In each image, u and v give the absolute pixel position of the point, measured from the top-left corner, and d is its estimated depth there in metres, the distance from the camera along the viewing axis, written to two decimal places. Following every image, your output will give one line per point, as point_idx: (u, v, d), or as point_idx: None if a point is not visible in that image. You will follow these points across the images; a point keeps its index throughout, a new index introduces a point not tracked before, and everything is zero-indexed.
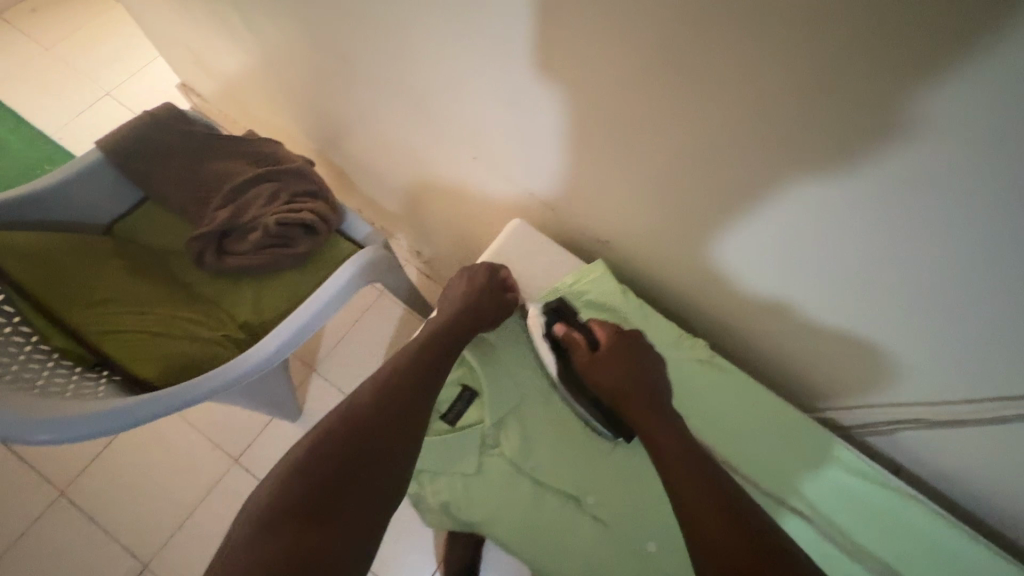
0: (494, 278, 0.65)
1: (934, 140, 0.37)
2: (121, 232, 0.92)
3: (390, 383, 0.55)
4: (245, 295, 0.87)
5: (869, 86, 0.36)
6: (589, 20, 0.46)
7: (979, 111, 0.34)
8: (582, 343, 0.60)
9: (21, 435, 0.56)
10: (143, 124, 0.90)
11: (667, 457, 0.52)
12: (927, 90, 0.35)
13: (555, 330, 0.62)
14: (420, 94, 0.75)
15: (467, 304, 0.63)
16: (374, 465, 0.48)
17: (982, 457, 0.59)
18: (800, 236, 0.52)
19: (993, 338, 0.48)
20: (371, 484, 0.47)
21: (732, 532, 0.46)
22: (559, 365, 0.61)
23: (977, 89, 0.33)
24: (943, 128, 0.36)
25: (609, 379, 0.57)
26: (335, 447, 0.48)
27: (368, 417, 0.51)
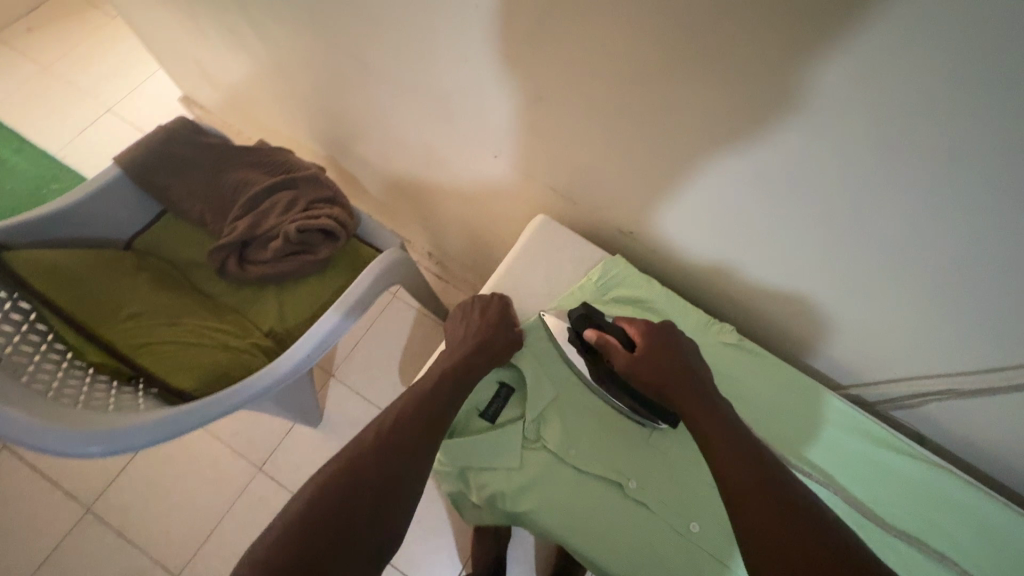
0: (503, 312, 0.66)
1: (948, 122, 0.39)
2: (143, 246, 0.93)
3: (427, 390, 0.58)
4: (269, 304, 0.89)
5: (885, 72, 0.39)
6: (620, 12, 0.47)
7: (994, 92, 0.36)
8: (615, 343, 0.60)
9: (74, 449, 0.59)
10: (160, 138, 0.91)
11: (709, 437, 0.51)
12: (949, 74, 0.36)
13: (585, 335, 0.62)
14: (437, 96, 0.76)
15: (499, 314, 0.65)
16: (412, 471, 0.51)
17: (1008, 425, 0.61)
18: (805, 213, 0.55)
19: (1006, 310, 0.50)
20: (408, 490, 0.49)
21: (769, 505, 0.45)
22: (592, 365, 0.62)
23: (997, 71, 0.35)
24: (955, 110, 0.38)
25: (651, 373, 0.57)
26: (379, 452, 0.51)
27: (408, 426, 0.54)
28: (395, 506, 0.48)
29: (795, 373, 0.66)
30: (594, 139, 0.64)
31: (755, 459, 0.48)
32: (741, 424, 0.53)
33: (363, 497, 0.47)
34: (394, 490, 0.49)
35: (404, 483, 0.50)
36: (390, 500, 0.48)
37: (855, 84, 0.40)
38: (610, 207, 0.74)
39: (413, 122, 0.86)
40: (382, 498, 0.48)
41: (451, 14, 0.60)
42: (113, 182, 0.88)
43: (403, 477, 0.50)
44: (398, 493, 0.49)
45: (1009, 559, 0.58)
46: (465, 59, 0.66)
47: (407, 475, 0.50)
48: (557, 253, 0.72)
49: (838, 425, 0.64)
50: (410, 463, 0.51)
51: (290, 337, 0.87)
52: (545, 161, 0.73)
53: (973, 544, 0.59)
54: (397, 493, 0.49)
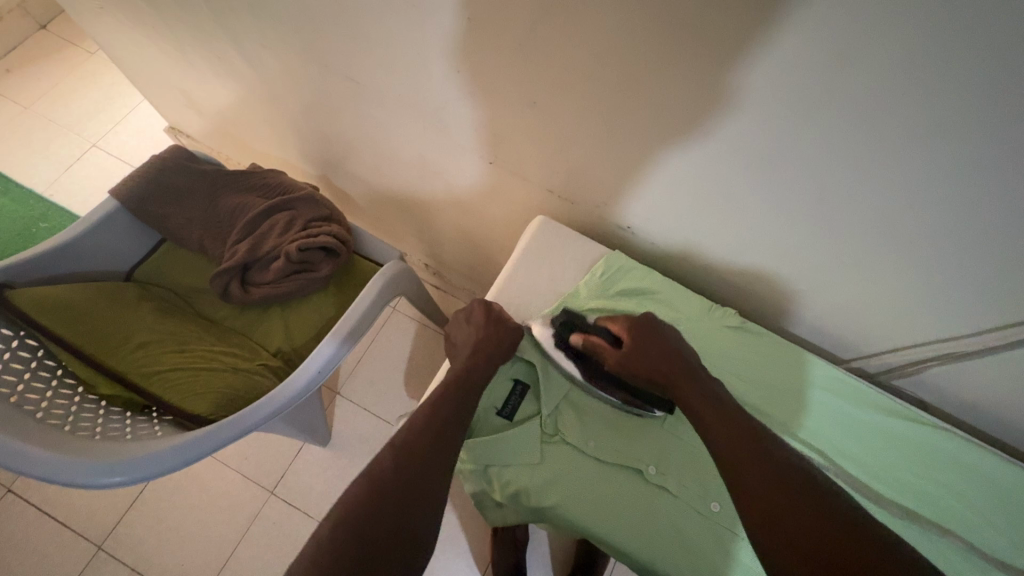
0: (490, 315, 0.65)
1: (920, 101, 0.42)
2: (143, 276, 0.93)
3: (448, 396, 0.58)
4: (275, 325, 0.90)
5: (857, 62, 0.41)
6: (607, 21, 0.49)
7: (965, 71, 0.38)
8: (602, 342, 0.62)
9: (97, 480, 0.60)
10: (154, 168, 0.91)
11: (708, 425, 0.51)
12: (920, 59, 0.39)
13: (572, 341, 0.63)
14: (427, 109, 0.78)
15: (494, 318, 0.65)
16: (443, 472, 0.52)
17: (1004, 384, 0.63)
18: (787, 193, 0.57)
19: (994, 272, 0.52)
20: (435, 490, 0.50)
21: (773, 477, 0.46)
22: (584, 367, 0.63)
23: (966, 54, 0.37)
24: (928, 90, 0.41)
25: (642, 364, 0.59)
26: (406, 456, 0.51)
27: (429, 425, 0.55)
28: (429, 508, 0.49)
29: (800, 350, 0.68)
30: (585, 140, 0.66)
31: (769, 446, 0.49)
32: (732, 402, 0.54)
33: (399, 499, 0.48)
34: (427, 494, 0.50)
35: (433, 484, 0.50)
36: (420, 501, 0.49)
37: (846, 64, 0.42)
38: (606, 204, 0.76)
39: (405, 135, 0.87)
40: (415, 499, 0.49)
41: (440, 27, 0.61)
42: (110, 215, 0.89)
43: (434, 478, 0.51)
44: (432, 494, 0.50)
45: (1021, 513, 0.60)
46: (457, 72, 0.67)
47: (437, 476, 0.51)
48: (559, 252, 0.74)
49: (844, 397, 0.66)
50: (438, 463, 0.52)
51: (298, 355, 0.88)
52: (540, 164, 0.75)
53: (986, 501, 0.61)
54: (426, 493, 0.50)
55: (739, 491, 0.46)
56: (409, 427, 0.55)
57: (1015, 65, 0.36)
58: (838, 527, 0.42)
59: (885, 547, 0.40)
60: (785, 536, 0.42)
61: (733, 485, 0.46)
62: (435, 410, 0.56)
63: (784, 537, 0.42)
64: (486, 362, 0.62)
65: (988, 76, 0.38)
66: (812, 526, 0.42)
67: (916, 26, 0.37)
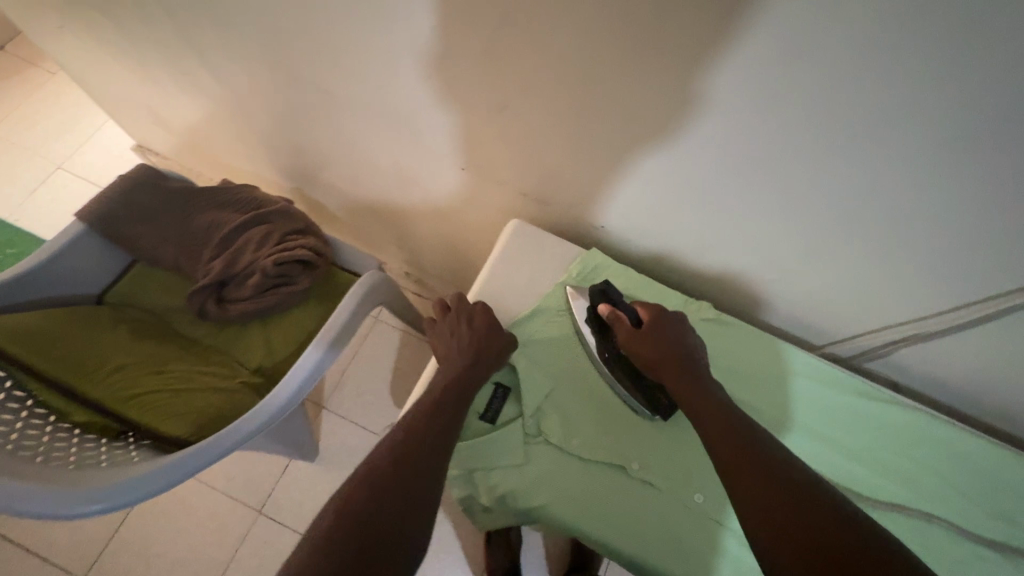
0: (478, 319, 0.66)
1: (876, 91, 0.43)
2: (115, 299, 0.91)
3: (438, 402, 0.58)
4: (253, 341, 0.88)
5: (816, 57, 0.43)
6: (573, 24, 0.50)
7: (914, 62, 0.40)
8: (625, 319, 0.63)
9: (77, 509, 0.58)
10: (121, 187, 0.90)
11: (715, 432, 0.51)
12: (874, 51, 0.41)
13: (600, 309, 0.64)
14: (397, 117, 0.78)
15: (479, 322, 0.66)
16: (436, 470, 0.51)
17: (971, 361, 0.66)
18: (754, 183, 0.58)
19: (956, 250, 0.53)
20: (428, 485, 0.50)
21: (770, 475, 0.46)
22: (600, 341, 0.64)
23: (916, 48, 0.39)
24: (884, 80, 0.42)
25: (648, 347, 0.60)
26: (399, 456, 0.51)
27: (419, 428, 0.55)
28: (424, 504, 0.49)
29: (777, 339, 0.70)
30: (557, 141, 0.66)
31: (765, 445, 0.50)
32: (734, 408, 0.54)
33: (397, 496, 0.47)
34: (425, 489, 0.49)
35: (425, 480, 0.50)
36: (414, 497, 0.48)
37: (801, 59, 0.44)
38: (580, 205, 0.77)
39: (380, 144, 0.87)
40: (411, 494, 0.48)
41: (408, 36, 0.62)
42: (77, 238, 0.87)
43: (432, 476, 0.51)
44: (427, 490, 0.49)
45: (992, 486, 0.63)
46: (428, 80, 0.67)
47: (429, 474, 0.51)
48: (535, 253, 0.74)
49: (823, 384, 0.68)
50: (435, 462, 0.52)
51: (279, 371, 0.87)
52: (513, 167, 0.76)
53: (960, 477, 0.63)
54: (419, 488, 0.49)
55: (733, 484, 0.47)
56: (398, 431, 0.54)
57: (960, 53, 0.38)
58: (832, 517, 0.43)
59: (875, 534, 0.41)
60: (782, 525, 0.43)
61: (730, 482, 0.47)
62: (425, 416, 0.56)
63: (781, 527, 0.43)
64: (472, 364, 0.62)
65: (933, 66, 0.40)
66: (811, 517, 0.43)
67: (865, 19, 0.39)
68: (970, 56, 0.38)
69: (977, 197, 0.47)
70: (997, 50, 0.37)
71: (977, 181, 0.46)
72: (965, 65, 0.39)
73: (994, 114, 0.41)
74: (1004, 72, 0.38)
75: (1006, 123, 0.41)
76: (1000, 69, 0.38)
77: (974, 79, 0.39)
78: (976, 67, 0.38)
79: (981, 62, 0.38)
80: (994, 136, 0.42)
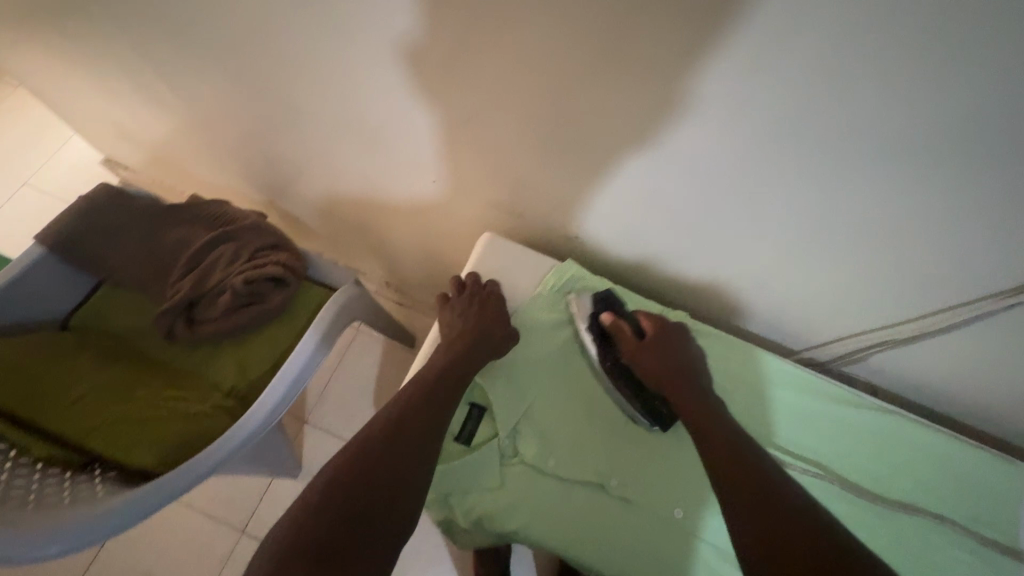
0: (481, 309, 0.66)
1: (845, 99, 0.43)
2: (80, 322, 0.88)
3: (426, 391, 0.58)
4: (225, 362, 0.85)
5: (785, 66, 0.42)
6: (537, 33, 0.49)
7: (881, 70, 0.40)
8: (627, 329, 0.64)
9: (33, 553, 0.56)
10: (83, 208, 0.87)
11: (708, 441, 0.54)
12: (841, 59, 0.40)
13: (601, 319, 0.65)
14: (366, 129, 0.77)
15: (479, 313, 0.66)
16: (419, 460, 0.52)
17: (948, 364, 0.66)
18: (728, 189, 0.57)
19: (929, 255, 0.53)
20: (410, 474, 0.50)
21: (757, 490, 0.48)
22: (602, 349, 0.64)
23: (881, 56, 0.39)
24: (852, 87, 0.42)
25: (652, 355, 0.62)
26: (382, 443, 0.51)
27: (405, 416, 0.54)
28: (404, 494, 0.49)
29: (753, 347, 0.70)
30: (528, 151, 0.65)
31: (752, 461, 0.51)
32: (727, 420, 0.56)
33: (373, 502, 0.47)
34: (407, 478, 0.50)
35: (406, 469, 0.50)
36: (394, 486, 0.49)
37: (760, 70, 0.43)
38: (555, 216, 0.76)
39: (351, 156, 0.86)
40: (391, 484, 0.49)
41: (373, 47, 0.61)
42: (38, 261, 0.83)
43: (414, 481, 0.50)
44: (408, 479, 0.50)
45: (966, 484, 0.64)
46: (396, 91, 0.66)
47: (412, 463, 0.51)
48: (511, 265, 0.73)
49: (801, 391, 0.68)
50: (415, 468, 0.51)
51: (253, 392, 0.84)
52: (485, 178, 0.75)
53: (936, 479, 0.64)
54: (400, 479, 0.49)
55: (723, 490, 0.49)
56: (383, 423, 0.53)
57: (917, 61, 0.38)
58: (811, 523, 0.45)
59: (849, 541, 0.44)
60: (768, 529, 0.45)
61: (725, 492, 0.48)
62: (413, 405, 0.56)
63: (768, 531, 0.44)
64: (462, 363, 0.61)
65: (892, 74, 0.40)
66: (796, 531, 0.44)
67: (822, 30, 0.39)
68: (927, 64, 0.38)
69: (943, 202, 0.48)
70: (953, 56, 0.37)
71: (942, 187, 0.46)
72: (922, 74, 0.39)
73: (961, 120, 0.41)
74: (959, 79, 0.38)
75: (965, 129, 0.41)
76: (958, 76, 0.38)
77: (931, 87, 0.39)
78: (934, 75, 0.39)
79: (937, 70, 0.38)
80: (954, 141, 0.42)
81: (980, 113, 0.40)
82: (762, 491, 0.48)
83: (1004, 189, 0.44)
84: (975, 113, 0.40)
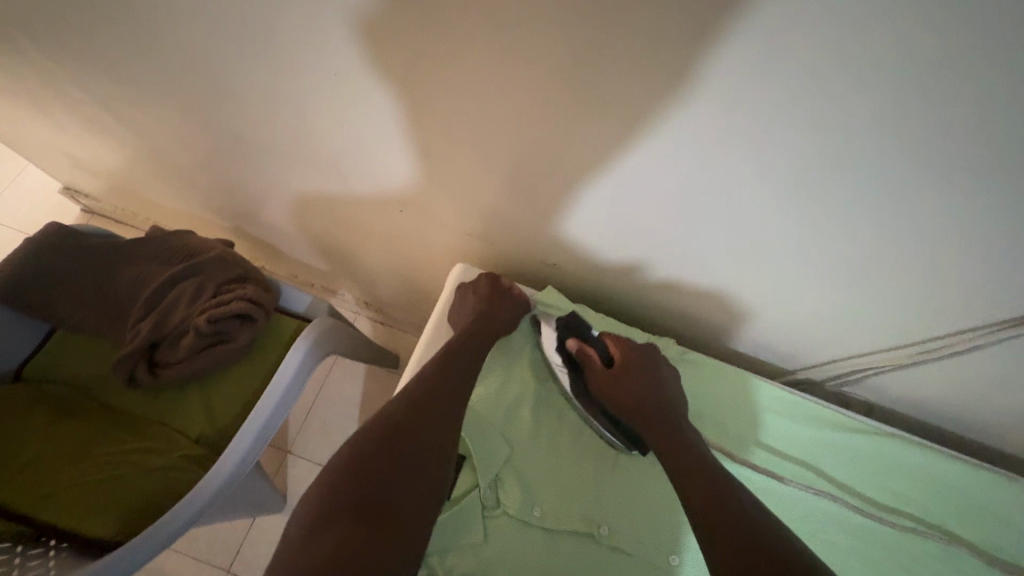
0: (480, 315, 0.64)
1: (837, 122, 0.40)
2: (36, 372, 0.83)
3: (425, 384, 0.54)
4: (193, 406, 0.81)
5: (772, 88, 0.39)
6: (501, 57, 0.46)
7: (874, 92, 0.37)
8: (594, 356, 0.63)
9: None
10: (30, 251, 0.82)
11: (683, 471, 0.50)
12: (832, 80, 0.37)
13: (568, 345, 0.64)
14: (329, 155, 0.73)
15: (473, 319, 0.64)
16: (427, 449, 0.48)
17: (945, 384, 0.64)
18: (715, 210, 0.54)
19: (925, 277, 0.51)
20: (418, 465, 0.47)
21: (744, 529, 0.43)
22: (573, 378, 0.63)
23: (874, 77, 0.36)
24: (843, 109, 0.39)
25: (621, 387, 0.60)
26: (383, 437, 0.47)
27: (406, 410, 0.51)
28: (415, 487, 0.45)
29: (745, 374, 0.68)
30: (499, 176, 0.62)
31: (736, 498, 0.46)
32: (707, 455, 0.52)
33: (384, 496, 0.44)
34: (416, 468, 0.46)
35: (413, 461, 0.47)
36: (402, 482, 0.45)
37: (745, 92, 0.40)
38: (533, 238, 0.73)
39: (318, 184, 0.82)
40: (398, 478, 0.45)
41: (329, 73, 0.57)
42: None
43: (426, 471, 0.47)
44: (417, 472, 0.46)
45: (962, 502, 0.62)
46: (356, 118, 0.63)
47: (419, 453, 0.47)
48: None
49: (795, 418, 0.66)
50: (423, 458, 0.47)
51: (224, 438, 0.80)
52: (456, 203, 0.71)
53: (936, 501, 0.63)
54: (406, 472, 0.46)
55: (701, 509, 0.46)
56: (383, 417, 0.50)
57: (909, 85, 0.36)
58: (793, 548, 0.42)
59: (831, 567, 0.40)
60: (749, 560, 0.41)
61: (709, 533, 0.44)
62: (412, 397, 0.52)
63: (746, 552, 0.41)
64: (459, 363, 0.58)
65: (872, 99, 0.37)
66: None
67: (795, 56, 0.37)
68: (917, 87, 0.36)
69: (929, 224, 0.45)
70: (946, 80, 0.35)
71: (939, 208, 0.44)
72: (915, 96, 0.36)
73: (959, 142, 0.38)
74: (956, 103, 0.36)
75: (956, 152, 0.39)
76: (941, 100, 0.36)
77: (922, 111, 0.37)
78: (921, 99, 0.36)
79: (928, 96, 0.36)
80: (939, 164, 0.40)
81: (967, 137, 0.38)
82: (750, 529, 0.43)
83: (996, 210, 0.42)
84: (970, 136, 0.38)
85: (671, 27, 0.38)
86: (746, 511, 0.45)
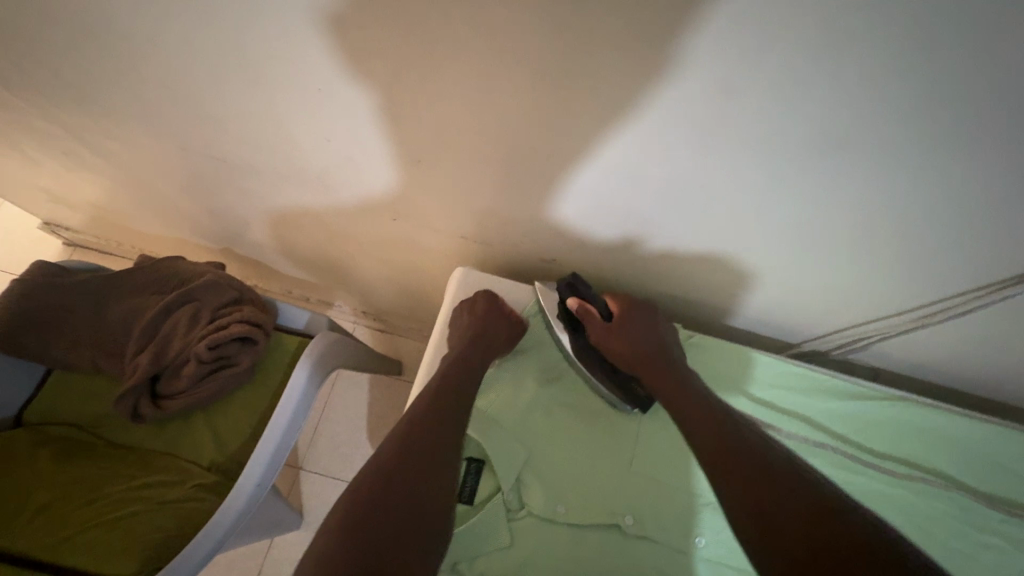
0: (483, 319, 0.64)
1: (831, 99, 0.40)
2: (36, 416, 0.82)
3: (434, 402, 0.55)
4: (201, 434, 0.80)
5: (763, 72, 0.39)
6: (488, 60, 0.45)
7: (865, 68, 0.37)
8: (595, 314, 0.63)
9: None
10: (16, 293, 0.80)
11: (702, 435, 0.50)
12: (823, 61, 0.37)
13: (568, 304, 0.64)
14: (315, 170, 0.72)
15: (478, 324, 0.64)
16: (437, 468, 0.49)
17: (947, 344, 0.65)
18: (713, 192, 0.54)
19: (922, 243, 0.52)
20: (429, 486, 0.48)
21: (767, 483, 0.44)
22: (574, 337, 0.64)
23: (866, 55, 0.36)
24: (836, 87, 0.39)
25: (624, 346, 0.61)
26: (395, 460, 0.48)
27: (417, 430, 0.51)
28: (428, 507, 0.46)
29: (754, 352, 0.68)
30: (492, 178, 0.62)
31: (757, 456, 0.47)
32: (722, 411, 0.53)
33: (399, 519, 0.44)
34: (427, 488, 0.47)
35: (424, 481, 0.48)
36: (415, 502, 0.46)
37: (735, 76, 0.40)
38: (529, 235, 0.72)
39: (306, 200, 0.82)
40: (411, 499, 0.46)
41: (312, 89, 0.56)
42: None
43: (435, 489, 0.48)
44: (429, 491, 0.47)
45: (971, 458, 0.64)
46: (342, 131, 0.62)
47: (430, 473, 0.48)
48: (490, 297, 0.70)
49: (807, 392, 0.67)
50: (435, 478, 0.48)
51: (236, 464, 0.79)
52: (449, 207, 0.71)
53: (945, 459, 0.64)
54: (419, 492, 0.47)
55: (723, 487, 0.46)
56: (395, 439, 0.50)
57: (900, 60, 0.36)
58: (815, 489, 0.43)
59: (866, 522, 0.40)
60: (775, 512, 0.42)
61: (732, 489, 0.45)
62: (421, 417, 0.53)
63: (770, 523, 0.42)
64: (465, 374, 0.59)
65: (869, 69, 0.37)
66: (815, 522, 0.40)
67: (788, 40, 0.37)
68: (908, 62, 0.36)
69: (925, 189, 0.46)
70: (936, 54, 0.35)
71: (933, 176, 0.44)
72: (906, 72, 0.37)
73: (950, 113, 0.39)
74: (947, 75, 0.36)
75: (948, 122, 0.39)
76: (932, 73, 0.36)
77: (915, 83, 0.37)
78: (913, 72, 0.37)
79: (919, 70, 0.36)
80: (935, 131, 0.40)
81: (960, 107, 0.38)
82: (771, 478, 0.44)
83: (988, 174, 0.43)
84: (961, 106, 0.38)
85: (659, 20, 0.38)
86: (770, 466, 0.46)
